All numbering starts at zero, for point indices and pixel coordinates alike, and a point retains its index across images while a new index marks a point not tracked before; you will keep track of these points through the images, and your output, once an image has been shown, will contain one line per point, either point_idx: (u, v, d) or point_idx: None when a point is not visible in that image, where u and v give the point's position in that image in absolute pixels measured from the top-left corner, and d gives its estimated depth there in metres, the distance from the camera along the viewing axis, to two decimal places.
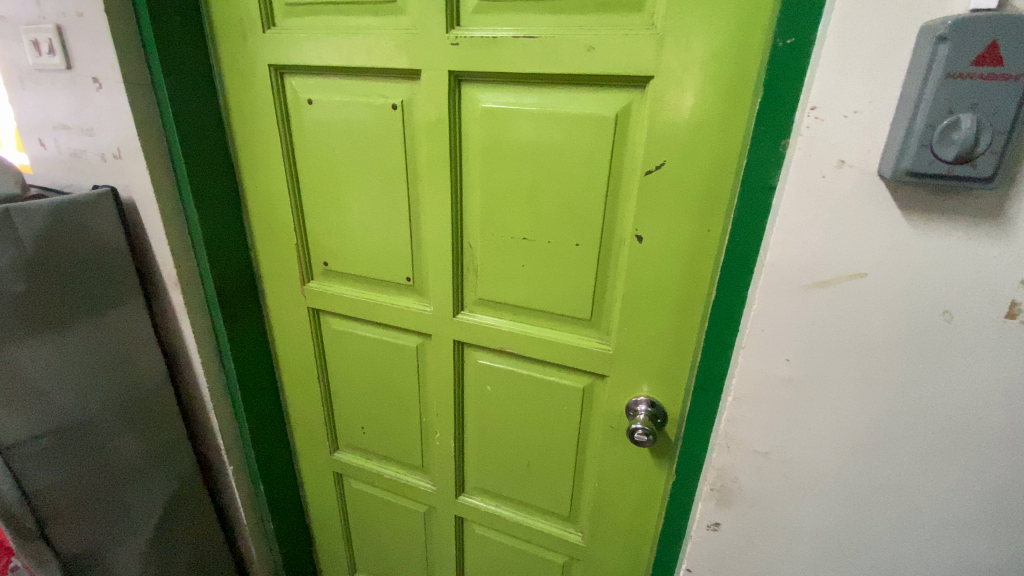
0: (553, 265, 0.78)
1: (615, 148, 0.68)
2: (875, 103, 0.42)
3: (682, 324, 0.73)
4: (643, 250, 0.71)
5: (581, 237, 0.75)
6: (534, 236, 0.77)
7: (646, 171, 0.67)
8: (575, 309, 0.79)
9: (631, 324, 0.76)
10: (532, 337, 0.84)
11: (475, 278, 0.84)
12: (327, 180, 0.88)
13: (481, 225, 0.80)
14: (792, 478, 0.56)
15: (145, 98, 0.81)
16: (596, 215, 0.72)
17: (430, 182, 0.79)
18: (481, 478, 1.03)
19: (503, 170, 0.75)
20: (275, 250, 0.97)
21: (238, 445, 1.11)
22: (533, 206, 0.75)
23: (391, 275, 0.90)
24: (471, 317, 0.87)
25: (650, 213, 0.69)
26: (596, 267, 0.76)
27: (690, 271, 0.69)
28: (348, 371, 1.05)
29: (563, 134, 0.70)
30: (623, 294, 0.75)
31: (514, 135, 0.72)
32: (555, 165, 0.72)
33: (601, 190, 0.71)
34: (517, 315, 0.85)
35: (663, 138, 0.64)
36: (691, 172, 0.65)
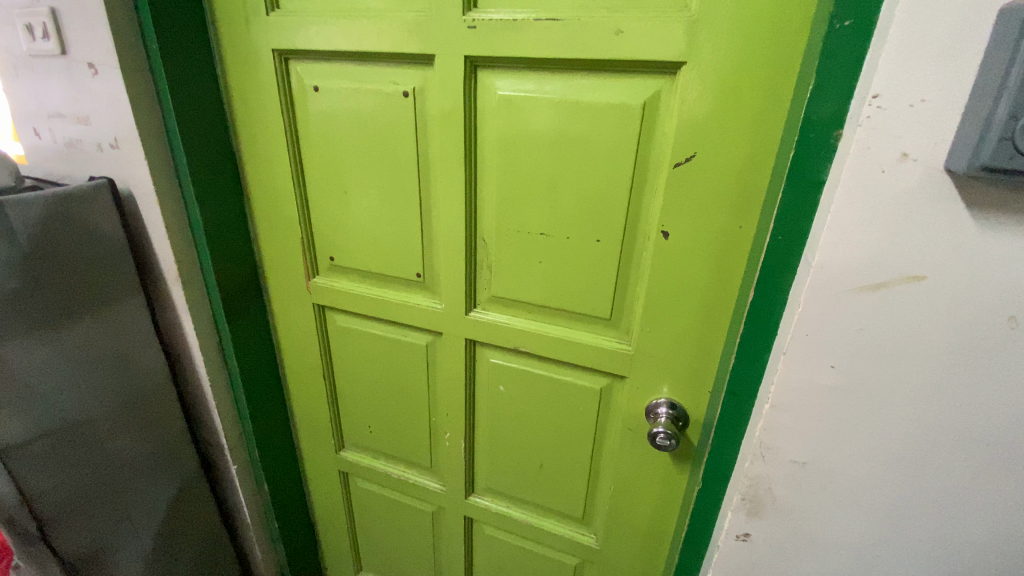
0: (573, 262, 0.75)
1: (641, 139, 0.65)
2: (945, 92, 0.39)
3: (709, 324, 0.70)
4: (669, 246, 0.67)
5: (603, 234, 0.71)
6: (553, 232, 0.74)
7: (676, 163, 0.63)
8: (594, 308, 0.76)
9: (654, 323, 0.73)
10: (549, 336, 0.81)
11: (490, 275, 0.81)
12: (335, 171, 0.84)
13: (498, 219, 0.76)
14: (830, 489, 0.54)
15: (143, 85, 0.77)
16: (619, 210, 0.69)
17: (443, 175, 0.76)
18: (492, 479, 1.00)
19: (522, 163, 0.71)
20: (279, 244, 0.93)
21: (242, 444, 1.08)
22: (553, 201, 0.72)
23: (400, 272, 0.87)
24: (485, 314, 0.84)
25: (679, 209, 0.65)
26: (618, 265, 0.72)
27: (719, 270, 0.66)
28: (355, 370, 1.02)
29: (586, 125, 0.66)
30: (647, 293, 0.72)
31: (534, 125, 0.69)
32: (577, 158, 0.68)
33: (626, 184, 0.67)
34: (533, 313, 0.82)
35: (695, 128, 0.61)
36: (724, 166, 0.61)
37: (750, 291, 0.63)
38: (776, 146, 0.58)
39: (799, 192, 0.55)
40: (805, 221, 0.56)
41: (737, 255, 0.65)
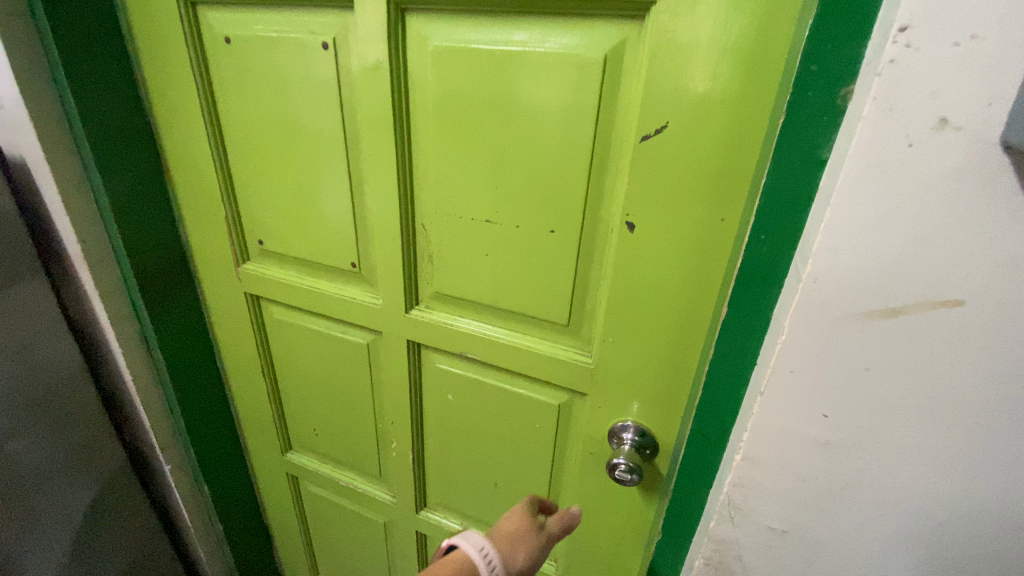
0: (524, 256, 0.62)
1: (602, 106, 0.51)
2: (1011, 22, 0.25)
3: (682, 339, 0.57)
4: (635, 241, 0.54)
5: (557, 223, 0.58)
6: (500, 220, 0.61)
7: (643, 137, 0.50)
8: (549, 312, 0.64)
9: (617, 335, 0.60)
10: (498, 341, 0.68)
11: (431, 267, 0.69)
12: (257, 141, 0.72)
13: (438, 202, 0.64)
14: (815, 566, 0.41)
15: (24, 32, 0.65)
16: (575, 194, 0.56)
17: (372, 147, 0.64)
18: (444, 494, 0.89)
19: (462, 134, 0.59)
20: (205, 224, 0.82)
21: (178, 442, 0.99)
22: (499, 182, 0.59)
23: (334, 260, 0.75)
24: (428, 312, 0.72)
25: (647, 195, 0.52)
26: (576, 261, 0.60)
27: (696, 273, 0.53)
28: (295, 367, 0.91)
29: (536, 87, 0.53)
30: (608, 297, 0.59)
31: (475, 86, 0.56)
32: (526, 128, 0.55)
33: (584, 163, 0.54)
34: (481, 314, 0.69)
35: (667, 90, 0.47)
36: (704, 142, 0.48)
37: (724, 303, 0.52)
38: (773, 113, 0.44)
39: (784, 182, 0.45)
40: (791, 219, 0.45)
41: (718, 255, 0.51)
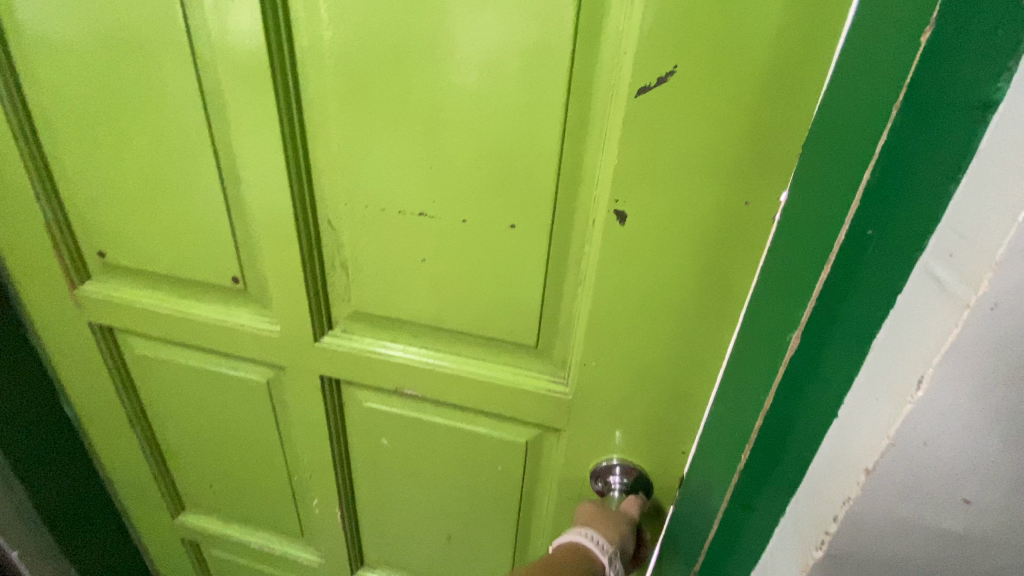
0: (473, 262, 0.46)
1: (578, 48, 0.36)
2: None
3: (687, 362, 0.43)
4: (627, 237, 0.40)
5: (519, 215, 0.43)
6: (439, 213, 0.45)
7: (639, 90, 0.35)
8: (511, 332, 0.49)
9: (601, 360, 0.46)
10: (443, 372, 0.52)
11: (346, 279, 0.51)
12: (79, 111, 0.50)
13: (348, 193, 0.46)
14: None
15: None
16: (543, 173, 0.41)
17: (247, 116, 0.44)
18: (386, 550, 0.73)
19: (379, 94, 0.41)
20: (17, 233, 0.58)
21: (21, 522, 0.74)
22: (435, 160, 0.43)
23: (209, 275, 0.55)
24: (347, 338, 0.54)
25: (642, 173, 0.37)
26: (544, 265, 0.44)
27: (709, 278, 0.39)
28: (176, 413, 0.70)
29: (483, 21, 0.37)
30: (588, 312, 0.44)
31: (392, 22, 0.38)
32: (471, 83, 0.39)
33: (555, 129, 0.39)
34: (419, 337, 0.53)
35: (674, 16, 0.32)
36: (727, 95, 0.33)
37: (790, 328, 0.34)
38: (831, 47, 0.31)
39: (917, 140, 0.25)
40: (927, 203, 0.24)
41: (739, 250, 0.38)
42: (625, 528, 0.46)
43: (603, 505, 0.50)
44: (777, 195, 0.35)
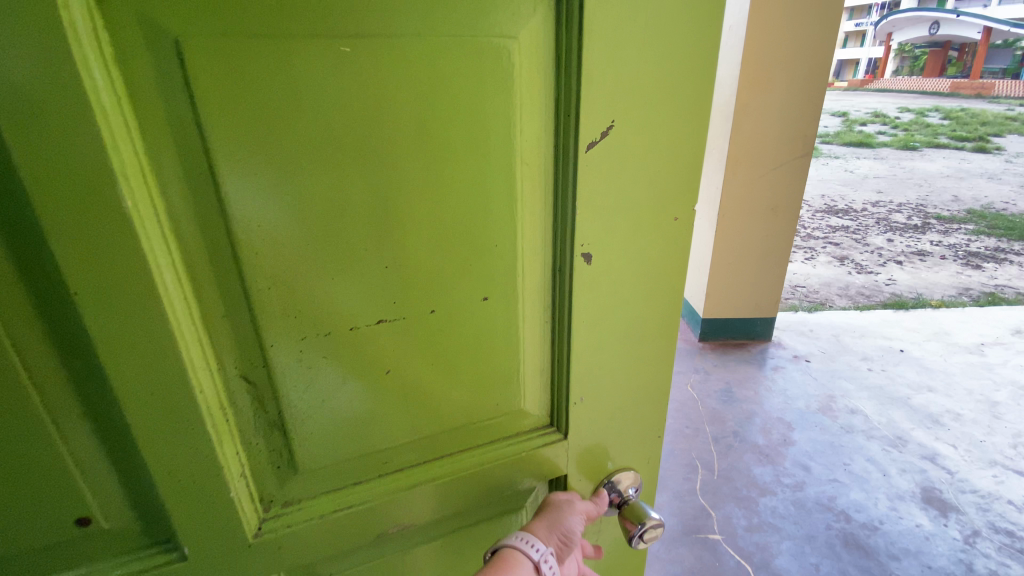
0: (450, 356, 0.39)
1: (524, 107, 0.33)
2: None
3: (654, 382, 0.46)
4: (597, 283, 0.39)
5: (492, 286, 0.37)
6: (402, 313, 0.36)
7: (589, 144, 0.34)
8: (497, 411, 0.43)
9: (585, 408, 0.44)
10: (441, 488, 0.42)
11: (286, 439, 0.36)
12: None
13: (275, 327, 0.33)
14: None
15: None
16: (507, 238, 0.36)
17: (71, 263, 0.25)
18: None
19: (301, 196, 0.30)
20: None
21: None
22: (388, 255, 0.33)
23: (28, 537, 0.31)
24: (297, 512, 0.38)
25: (596, 218, 0.37)
26: (521, 330, 0.40)
27: (659, 301, 0.42)
28: None
29: (427, 95, 0.30)
30: (572, 366, 0.42)
31: (307, 107, 0.28)
32: (426, 163, 0.32)
33: (519, 190, 0.35)
34: (396, 461, 0.41)
35: (606, 78, 0.33)
36: (654, 130, 0.36)
37: None
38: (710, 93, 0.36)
39: None
40: None
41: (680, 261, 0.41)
42: (569, 548, 0.42)
43: (543, 517, 0.42)
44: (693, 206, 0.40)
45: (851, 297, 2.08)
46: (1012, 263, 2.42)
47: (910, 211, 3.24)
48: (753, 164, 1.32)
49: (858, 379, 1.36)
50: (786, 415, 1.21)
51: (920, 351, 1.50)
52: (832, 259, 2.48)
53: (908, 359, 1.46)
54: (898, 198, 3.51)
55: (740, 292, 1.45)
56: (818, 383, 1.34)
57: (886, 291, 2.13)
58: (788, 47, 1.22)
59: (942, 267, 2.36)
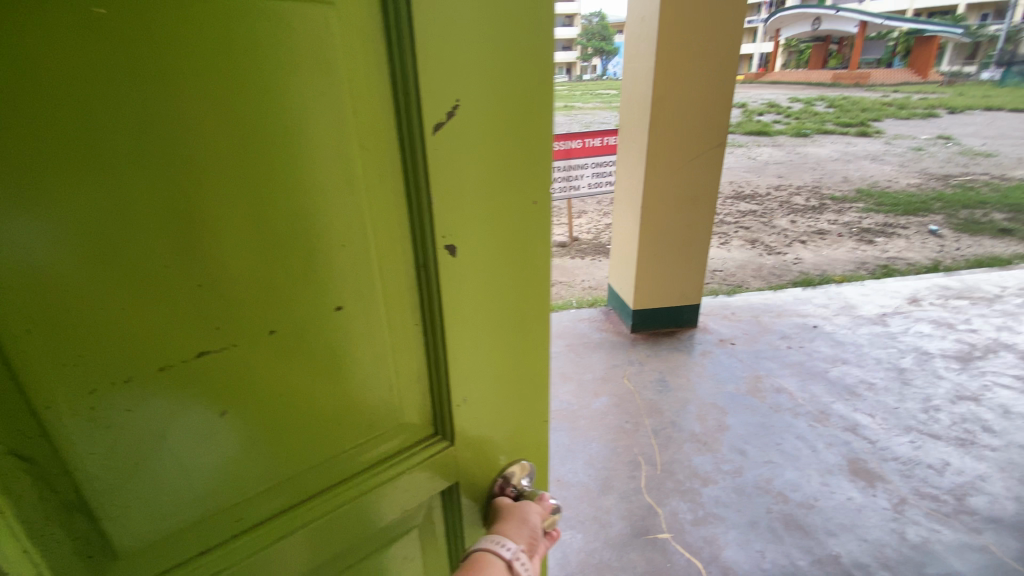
0: (310, 391, 0.28)
1: (356, 70, 0.25)
2: None
3: (538, 406, 0.41)
4: (464, 291, 0.32)
5: (349, 293, 0.28)
6: (233, 340, 0.25)
7: (437, 125, 0.27)
8: (378, 453, 0.33)
9: (472, 445, 0.37)
10: (327, 529, 0.31)
11: (98, 543, 0.24)
12: None
13: (37, 381, 0.20)
14: None
15: None
16: (352, 233, 0.27)
17: None
18: None
19: (43, 175, 0.18)
20: None
21: None
22: (198, 261, 0.23)
23: None
24: None
25: (453, 217, 0.30)
26: (394, 349, 0.32)
27: (533, 316, 0.37)
28: None
29: (222, 42, 0.20)
30: (451, 396, 0.34)
31: (35, 37, 0.17)
32: (239, 129, 0.22)
33: (367, 173, 0.27)
34: (256, 509, 0.29)
35: (442, 45, 0.26)
36: (505, 103, 0.29)
37: None
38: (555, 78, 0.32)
39: None
40: None
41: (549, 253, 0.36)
42: (539, 545, 0.38)
43: (504, 524, 0.37)
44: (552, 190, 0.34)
45: (765, 277, 2.19)
46: (896, 236, 2.67)
47: (808, 193, 3.50)
48: (673, 154, 1.32)
49: (780, 357, 1.41)
50: (719, 401, 1.23)
51: (831, 325, 1.60)
52: (745, 241, 2.61)
53: (822, 334, 1.54)
54: (796, 181, 3.79)
55: (667, 281, 1.45)
56: (745, 364, 1.37)
57: (794, 270, 2.27)
58: (699, 36, 1.22)
59: (839, 244, 2.56)
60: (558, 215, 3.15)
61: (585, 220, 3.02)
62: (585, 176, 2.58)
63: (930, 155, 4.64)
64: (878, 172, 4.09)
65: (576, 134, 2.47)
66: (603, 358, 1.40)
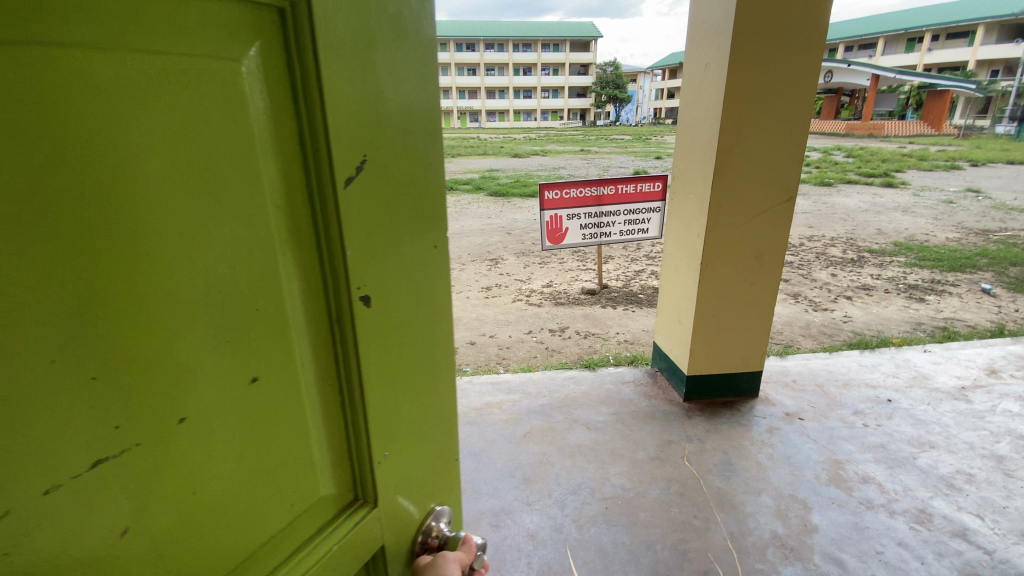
0: (227, 470, 0.26)
1: (261, 138, 0.24)
2: None
3: (444, 430, 0.42)
4: (376, 337, 0.33)
5: (258, 362, 0.26)
6: (136, 433, 0.22)
7: (345, 180, 0.28)
8: (296, 527, 0.31)
9: (389, 492, 0.37)
10: None
11: None
12: None
13: None
14: None
15: None
16: (265, 296, 0.26)
17: None
18: None
19: None
20: None
21: None
22: (93, 349, 0.20)
23: None
24: None
25: (362, 269, 0.30)
26: (307, 412, 0.30)
27: (433, 349, 0.39)
28: None
29: (120, 108, 0.19)
30: (372, 441, 0.34)
31: None
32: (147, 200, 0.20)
33: (277, 231, 0.26)
34: None
35: (349, 102, 0.27)
36: (403, 159, 0.32)
37: None
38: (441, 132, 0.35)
39: None
40: None
41: (445, 286, 0.38)
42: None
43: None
44: (444, 228, 0.37)
45: (815, 337, 2.04)
46: (948, 295, 2.51)
47: (844, 245, 3.37)
48: (736, 210, 1.19)
49: (859, 439, 1.24)
50: (799, 492, 1.06)
51: (908, 400, 1.43)
52: (786, 296, 2.46)
53: (900, 411, 1.37)
54: (830, 232, 3.66)
55: (724, 346, 1.31)
56: (820, 445, 1.20)
57: (845, 329, 2.11)
58: (769, 85, 1.12)
59: (889, 302, 2.41)
60: (585, 261, 3.03)
61: (613, 267, 2.90)
62: (616, 223, 2.48)
63: (962, 208, 4.52)
64: (912, 225, 3.96)
65: (610, 180, 2.37)
66: (656, 431, 1.24)
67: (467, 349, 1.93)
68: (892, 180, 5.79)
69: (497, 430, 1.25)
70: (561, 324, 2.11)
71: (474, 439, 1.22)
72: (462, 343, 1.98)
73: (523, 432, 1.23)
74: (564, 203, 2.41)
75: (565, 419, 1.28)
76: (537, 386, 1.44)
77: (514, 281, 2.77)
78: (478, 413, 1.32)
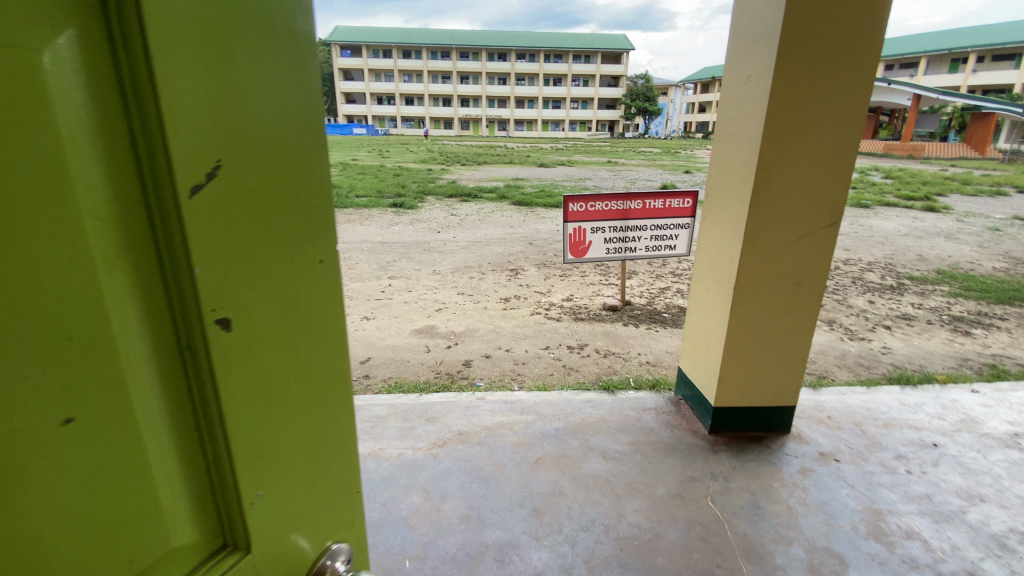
0: (39, 531, 0.22)
1: (77, 133, 0.21)
2: None
3: (347, 462, 0.39)
4: (247, 364, 0.29)
5: (78, 400, 0.22)
6: None
7: (190, 187, 0.25)
8: None
9: (275, 536, 0.33)
10: None
11: None
12: None
13: None
14: None
15: None
16: (86, 322, 0.22)
17: None
18: None
19: None
20: None
21: None
22: None
23: None
24: None
25: (225, 287, 0.27)
26: (151, 453, 0.26)
27: (325, 375, 0.35)
28: None
29: None
30: (247, 481, 0.30)
31: None
32: None
33: (100, 244, 0.22)
34: None
35: (196, 99, 0.24)
36: (274, 166, 0.29)
37: None
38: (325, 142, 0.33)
39: None
40: None
41: (337, 307, 0.35)
42: None
43: None
44: (336, 244, 0.35)
45: (850, 368, 1.92)
46: (996, 329, 2.36)
47: (882, 270, 3.21)
48: (775, 233, 1.11)
49: (901, 487, 1.14)
50: (834, 545, 0.96)
51: (955, 446, 1.31)
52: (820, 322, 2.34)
53: (947, 458, 1.25)
54: (866, 256, 3.51)
55: (756, 378, 1.22)
56: (858, 493, 1.10)
57: (884, 361, 1.99)
58: (816, 101, 1.04)
59: (931, 334, 2.26)
60: (608, 275, 2.95)
61: (637, 283, 2.82)
62: (643, 239, 2.40)
63: (1011, 236, 4.29)
64: (956, 251, 3.77)
65: (637, 194, 2.31)
66: (677, 466, 1.15)
67: (482, 362, 1.87)
68: (934, 203, 5.56)
69: (508, 454, 1.18)
70: (581, 341, 2.04)
71: (483, 462, 1.16)
72: (478, 356, 1.93)
73: (535, 458, 1.17)
74: (589, 216, 2.34)
75: (580, 446, 1.21)
76: (553, 408, 1.37)
77: (534, 293, 2.71)
78: (489, 434, 1.26)
